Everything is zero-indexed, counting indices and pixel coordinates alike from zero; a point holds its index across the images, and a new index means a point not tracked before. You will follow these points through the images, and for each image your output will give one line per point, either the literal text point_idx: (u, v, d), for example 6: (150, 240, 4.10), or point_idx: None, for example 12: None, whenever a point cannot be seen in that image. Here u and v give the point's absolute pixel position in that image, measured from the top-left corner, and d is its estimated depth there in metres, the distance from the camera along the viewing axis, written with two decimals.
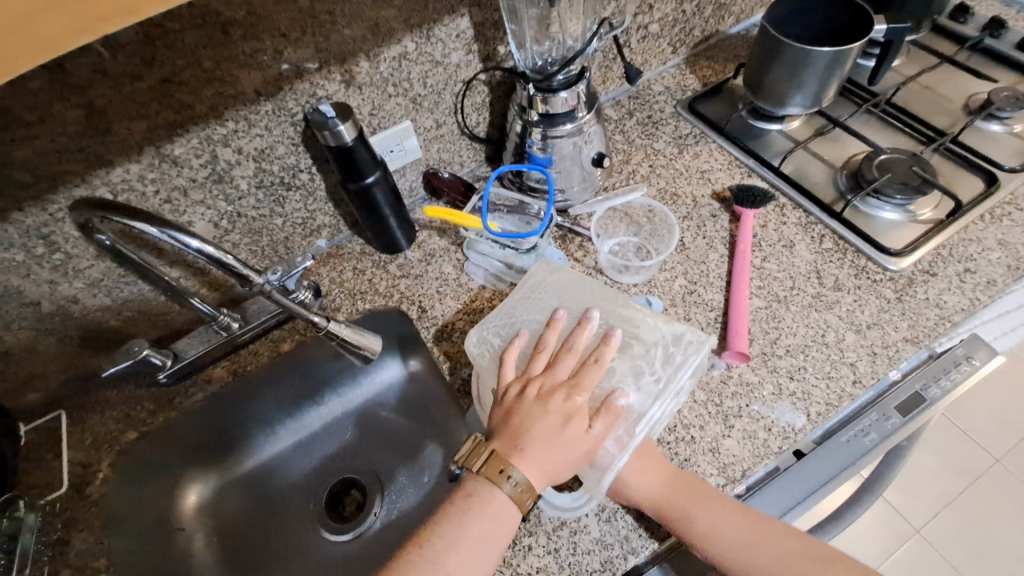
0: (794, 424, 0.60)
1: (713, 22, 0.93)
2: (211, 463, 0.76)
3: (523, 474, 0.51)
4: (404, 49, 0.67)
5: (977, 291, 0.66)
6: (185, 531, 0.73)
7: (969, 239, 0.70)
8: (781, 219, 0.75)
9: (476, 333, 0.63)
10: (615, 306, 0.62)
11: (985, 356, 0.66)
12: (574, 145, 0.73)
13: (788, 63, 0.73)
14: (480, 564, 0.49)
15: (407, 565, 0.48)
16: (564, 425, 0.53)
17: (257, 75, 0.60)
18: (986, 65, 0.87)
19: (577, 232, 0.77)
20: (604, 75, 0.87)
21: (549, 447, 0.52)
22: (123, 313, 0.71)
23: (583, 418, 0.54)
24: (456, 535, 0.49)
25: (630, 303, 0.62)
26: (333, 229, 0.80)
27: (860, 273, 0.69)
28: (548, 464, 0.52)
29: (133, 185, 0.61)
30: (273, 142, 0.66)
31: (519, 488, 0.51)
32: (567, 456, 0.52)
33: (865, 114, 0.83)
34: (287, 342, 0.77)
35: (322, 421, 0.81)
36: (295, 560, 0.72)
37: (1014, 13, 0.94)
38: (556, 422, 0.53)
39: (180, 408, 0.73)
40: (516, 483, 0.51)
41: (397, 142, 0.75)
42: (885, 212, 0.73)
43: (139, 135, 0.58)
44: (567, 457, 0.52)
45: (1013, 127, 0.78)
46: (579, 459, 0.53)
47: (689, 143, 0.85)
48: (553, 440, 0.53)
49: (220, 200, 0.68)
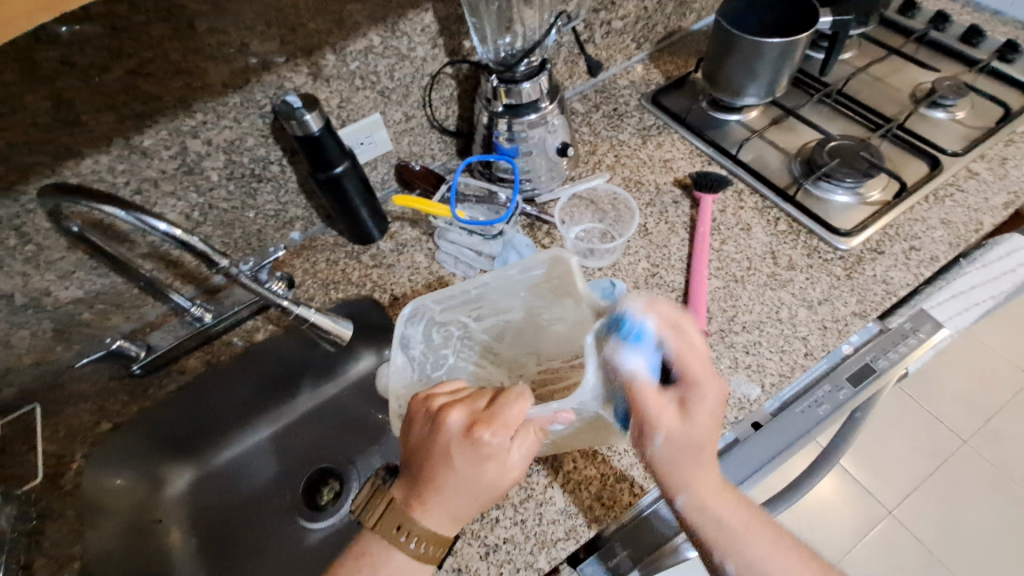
0: (749, 395, 0.63)
1: (676, 19, 0.97)
2: (187, 457, 0.77)
3: (422, 531, 0.47)
4: (370, 43, 0.69)
5: (922, 267, 0.70)
6: (161, 523, 0.73)
7: (915, 219, 0.74)
8: (738, 204, 0.79)
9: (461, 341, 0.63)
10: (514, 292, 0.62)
11: (930, 329, 0.70)
12: (539, 134, 0.75)
13: (740, 55, 0.76)
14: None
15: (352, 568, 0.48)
16: (466, 501, 0.47)
17: (225, 67, 0.61)
18: (932, 57, 0.92)
19: (545, 220, 0.80)
20: (570, 70, 0.90)
21: (456, 496, 0.47)
22: (94, 307, 0.72)
23: (501, 459, 0.47)
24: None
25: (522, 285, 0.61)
26: (306, 222, 0.82)
27: (812, 253, 0.73)
28: (454, 512, 0.47)
29: (103, 176, 0.62)
30: (243, 134, 0.68)
31: (420, 544, 0.47)
32: (475, 496, 0.47)
33: (818, 104, 0.87)
34: (260, 331, 0.78)
35: (298, 412, 0.82)
36: (275, 547, 0.73)
37: (957, 8, 0.99)
38: (466, 474, 0.46)
39: (153, 399, 0.73)
40: (415, 542, 0.47)
41: (367, 134, 0.77)
42: (837, 195, 0.76)
43: (108, 126, 0.59)
44: (474, 498, 0.47)
45: (956, 114, 0.83)
46: (496, 484, 0.47)
47: (653, 134, 0.88)
48: (462, 486, 0.46)
49: (191, 191, 0.69)
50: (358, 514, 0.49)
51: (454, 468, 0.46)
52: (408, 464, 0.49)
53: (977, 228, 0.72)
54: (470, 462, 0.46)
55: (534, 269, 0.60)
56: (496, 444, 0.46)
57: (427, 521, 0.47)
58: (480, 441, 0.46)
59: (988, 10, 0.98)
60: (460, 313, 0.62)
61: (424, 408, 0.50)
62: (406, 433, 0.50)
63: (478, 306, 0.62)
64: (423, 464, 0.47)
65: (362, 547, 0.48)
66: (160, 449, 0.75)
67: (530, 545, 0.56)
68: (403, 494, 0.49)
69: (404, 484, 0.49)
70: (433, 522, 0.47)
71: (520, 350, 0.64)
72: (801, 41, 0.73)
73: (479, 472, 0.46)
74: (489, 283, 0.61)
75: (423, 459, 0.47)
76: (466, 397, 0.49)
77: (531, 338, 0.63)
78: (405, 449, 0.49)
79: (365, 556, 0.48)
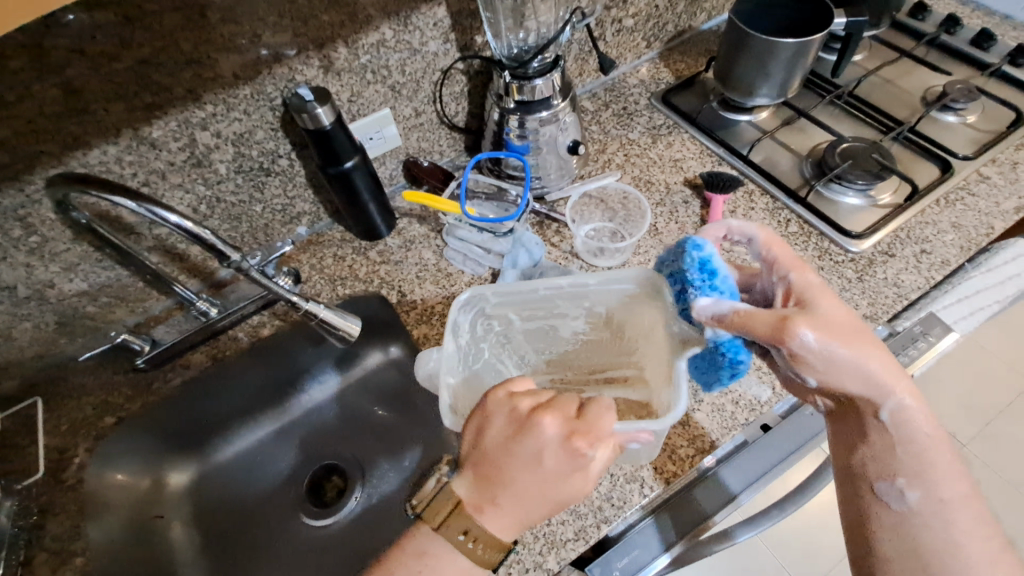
0: (760, 397, 0.63)
1: (686, 18, 0.96)
2: (190, 453, 0.76)
3: (487, 530, 0.47)
4: (382, 37, 0.68)
5: (932, 270, 0.70)
6: (163, 519, 0.72)
7: (926, 222, 0.74)
8: (749, 205, 0.78)
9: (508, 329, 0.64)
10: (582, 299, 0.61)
11: (940, 332, 0.70)
12: (551, 132, 0.75)
13: (753, 55, 0.76)
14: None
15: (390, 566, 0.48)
16: (538, 505, 0.47)
17: (236, 58, 0.61)
18: (943, 60, 0.92)
19: (554, 218, 0.79)
20: (581, 67, 0.89)
21: (530, 499, 0.47)
22: (99, 299, 0.71)
23: (585, 468, 0.47)
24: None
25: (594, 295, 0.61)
26: (313, 217, 0.81)
27: (823, 255, 0.72)
28: (519, 515, 0.48)
29: (110, 167, 0.61)
30: (252, 127, 0.67)
31: (481, 546, 0.47)
32: (550, 502, 0.47)
33: (829, 106, 0.87)
34: (267, 326, 0.76)
35: (303, 408, 0.81)
36: (279, 543, 0.73)
37: (968, 12, 0.99)
38: (549, 479, 0.47)
39: (159, 393, 0.72)
40: (476, 542, 0.47)
41: (376, 129, 0.76)
42: (848, 198, 0.76)
43: (117, 116, 0.58)
44: (549, 504, 0.48)
45: (967, 117, 0.82)
46: (573, 489, 0.48)
47: (663, 133, 0.88)
48: (540, 489, 0.47)
49: (198, 184, 0.68)
50: (421, 512, 0.48)
51: (542, 470, 0.46)
52: (482, 463, 0.48)
53: (988, 232, 0.72)
54: (560, 470, 0.47)
55: (618, 283, 0.59)
56: (589, 454, 0.46)
57: (492, 521, 0.47)
58: (573, 448, 0.46)
59: (998, 14, 0.98)
60: (512, 310, 0.62)
61: (508, 406, 0.49)
62: (480, 429, 0.49)
63: (533, 308, 0.62)
64: (504, 464, 0.47)
65: (421, 547, 0.48)
66: (164, 443, 0.74)
67: (539, 545, 0.56)
68: (469, 494, 0.48)
69: (473, 484, 0.48)
70: (496, 524, 0.48)
71: (546, 352, 0.68)
72: (815, 41, 0.72)
73: (563, 480, 0.47)
74: (562, 289, 0.60)
75: (505, 459, 0.47)
76: (554, 402, 0.49)
77: (563, 345, 0.67)
78: (481, 447, 0.48)
79: (425, 556, 0.47)
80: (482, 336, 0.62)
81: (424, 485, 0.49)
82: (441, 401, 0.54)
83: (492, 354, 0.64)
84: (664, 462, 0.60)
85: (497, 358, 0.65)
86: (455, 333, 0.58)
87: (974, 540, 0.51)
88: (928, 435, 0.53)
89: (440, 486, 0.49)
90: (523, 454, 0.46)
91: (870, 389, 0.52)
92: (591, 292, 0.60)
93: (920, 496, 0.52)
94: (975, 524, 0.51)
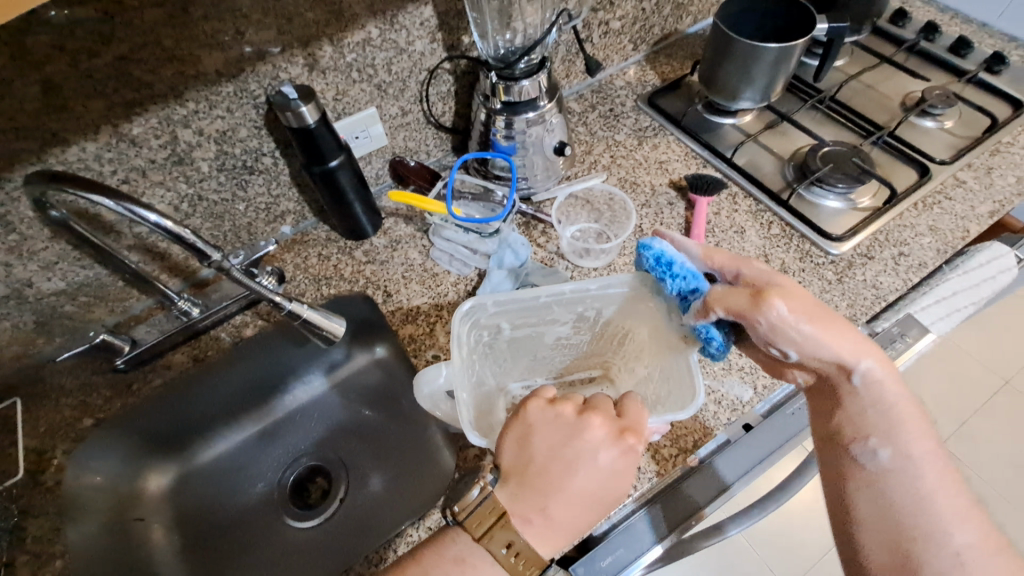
0: (742, 397, 0.64)
1: (672, 21, 0.97)
2: (171, 454, 0.75)
3: (529, 544, 0.47)
4: (368, 35, 0.68)
5: (910, 273, 0.71)
6: (144, 521, 0.71)
7: (904, 225, 0.75)
8: (733, 207, 0.79)
9: (495, 337, 0.64)
10: (575, 305, 0.63)
11: (917, 333, 0.71)
12: (538, 133, 0.75)
13: (737, 59, 0.77)
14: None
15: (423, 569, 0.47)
16: (581, 512, 0.49)
17: (219, 56, 0.60)
18: (922, 67, 0.93)
19: (540, 219, 0.80)
20: (567, 69, 0.90)
21: (573, 506, 0.49)
22: (77, 299, 0.69)
23: (628, 471, 0.50)
24: None
25: (589, 300, 0.62)
26: (297, 216, 0.80)
27: (804, 257, 0.74)
28: (560, 527, 0.48)
29: (90, 164, 0.60)
30: (235, 125, 0.66)
31: (522, 561, 0.47)
32: (589, 509, 0.49)
33: (812, 110, 0.88)
34: (249, 327, 0.76)
35: (287, 409, 0.80)
36: (261, 546, 0.72)
37: (946, 19, 1.01)
38: (594, 483, 0.49)
39: (139, 395, 0.71)
40: (517, 556, 0.47)
41: (362, 128, 0.76)
42: (828, 201, 0.77)
43: (97, 113, 0.57)
44: (588, 511, 0.49)
45: (944, 123, 0.84)
46: (612, 497, 0.50)
47: (649, 135, 0.88)
48: (585, 496, 0.49)
49: (180, 182, 0.67)
50: (461, 520, 0.48)
51: (591, 474, 0.49)
52: (532, 471, 0.49)
53: (964, 235, 0.74)
54: (607, 473, 0.49)
55: (615, 286, 0.61)
56: (636, 455, 0.50)
57: (533, 536, 0.48)
58: (624, 448, 0.49)
59: (975, 22, 1.00)
60: (505, 319, 0.63)
61: (552, 414, 0.52)
62: (528, 435, 0.51)
63: (526, 315, 0.63)
64: (552, 472, 0.49)
65: (462, 553, 0.47)
66: (144, 445, 0.73)
67: None
68: (513, 504, 0.48)
69: (519, 493, 0.49)
70: (536, 537, 0.48)
71: (531, 360, 0.69)
72: (798, 46, 0.73)
73: (608, 484, 0.49)
74: (562, 294, 0.61)
75: (558, 463, 0.49)
76: (595, 407, 0.53)
77: (548, 352, 0.69)
78: (533, 452, 0.50)
79: (465, 564, 0.47)
80: (475, 347, 0.62)
81: (466, 493, 0.49)
82: (461, 418, 0.54)
83: (484, 366, 0.65)
84: (647, 461, 0.60)
85: (488, 369, 0.65)
86: (459, 346, 0.58)
87: (953, 511, 0.50)
88: (898, 403, 0.53)
89: (483, 496, 0.48)
90: (571, 459, 0.49)
91: (845, 355, 0.51)
92: (586, 297, 0.62)
93: (890, 457, 0.52)
94: (940, 475, 0.51)
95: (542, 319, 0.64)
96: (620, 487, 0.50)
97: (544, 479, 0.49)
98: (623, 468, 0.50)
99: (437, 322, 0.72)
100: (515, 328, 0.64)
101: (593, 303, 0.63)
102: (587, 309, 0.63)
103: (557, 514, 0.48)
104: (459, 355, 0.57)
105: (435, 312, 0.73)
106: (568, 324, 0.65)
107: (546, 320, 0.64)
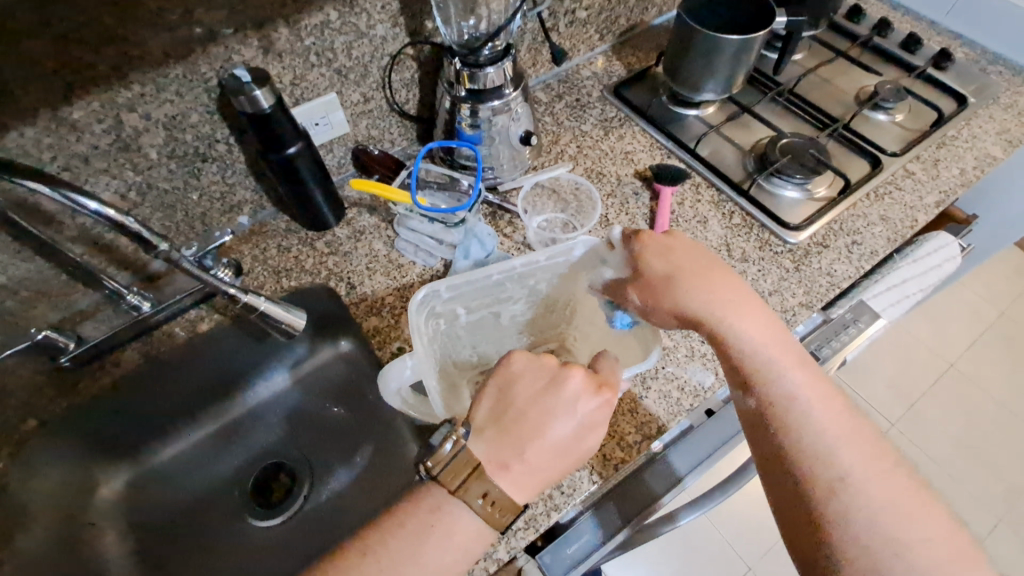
0: (704, 382, 0.65)
1: (638, 12, 0.98)
2: (125, 455, 0.72)
3: (502, 493, 0.47)
4: (327, 18, 0.66)
5: (862, 260, 0.74)
6: (94, 526, 0.68)
7: (858, 215, 0.78)
8: (696, 197, 0.80)
9: (452, 323, 0.65)
10: (525, 279, 0.64)
11: (869, 319, 0.74)
12: (503, 122, 0.74)
13: (700, 51, 0.78)
14: (472, 535, 0.47)
15: (399, 524, 0.46)
16: (556, 458, 0.49)
17: (166, 36, 0.57)
18: (875, 62, 0.97)
19: (506, 209, 0.79)
20: (534, 58, 0.89)
21: (548, 455, 0.48)
22: (17, 294, 0.64)
23: (601, 424, 0.50)
24: (444, 537, 0.46)
25: (538, 272, 0.64)
26: (255, 206, 0.77)
27: (764, 246, 0.76)
28: (534, 473, 0.48)
29: (27, 150, 0.57)
30: (186, 109, 0.63)
31: (495, 508, 0.46)
32: (564, 459, 0.49)
33: (771, 102, 0.90)
34: (205, 321, 0.72)
35: (248, 406, 0.78)
36: (222, 546, 0.70)
37: (898, 17, 1.05)
38: (567, 431, 0.49)
39: (86, 394, 0.67)
40: (490, 504, 0.46)
41: (322, 114, 0.73)
42: (787, 191, 0.79)
43: (32, 96, 0.54)
44: (561, 461, 0.49)
45: (895, 116, 0.87)
46: (585, 447, 0.50)
47: (615, 125, 0.89)
48: (560, 444, 0.49)
49: (127, 169, 0.64)
50: (435, 474, 0.46)
51: (569, 424, 0.49)
52: (510, 419, 0.49)
53: (912, 224, 0.77)
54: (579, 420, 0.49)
55: (563, 253, 0.62)
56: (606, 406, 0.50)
57: (508, 483, 0.47)
58: (598, 399, 0.50)
59: (925, 20, 1.04)
60: (460, 304, 0.63)
61: (535, 365, 0.51)
62: (509, 384, 0.51)
63: (481, 296, 0.64)
64: (527, 419, 0.49)
65: (438, 502, 0.47)
66: (94, 446, 0.70)
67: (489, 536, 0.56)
68: (490, 451, 0.48)
69: (496, 440, 0.48)
70: (511, 484, 0.47)
71: (492, 341, 0.69)
72: (757, 38, 0.75)
73: (584, 433, 0.50)
74: (514, 271, 0.62)
75: (537, 410, 0.49)
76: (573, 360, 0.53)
77: (506, 332, 0.69)
78: (512, 400, 0.50)
79: (440, 513, 0.47)
80: (435, 336, 0.62)
81: (439, 448, 0.47)
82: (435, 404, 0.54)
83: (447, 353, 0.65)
84: (612, 449, 0.61)
85: (450, 357, 0.65)
86: (420, 336, 0.57)
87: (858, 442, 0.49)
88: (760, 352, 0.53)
89: (458, 449, 0.47)
90: (548, 409, 0.49)
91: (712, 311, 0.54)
92: (536, 269, 0.63)
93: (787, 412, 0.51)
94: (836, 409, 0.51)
95: (497, 297, 0.65)
96: (591, 439, 0.50)
97: (518, 427, 0.49)
98: (599, 416, 0.50)
99: (403, 314, 0.71)
100: (473, 310, 0.65)
101: (542, 274, 0.64)
102: (539, 281, 0.65)
103: (533, 458, 0.48)
104: (421, 345, 0.56)
105: (400, 304, 0.72)
106: (522, 301, 0.67)
107: (502, 299, 0.66)
